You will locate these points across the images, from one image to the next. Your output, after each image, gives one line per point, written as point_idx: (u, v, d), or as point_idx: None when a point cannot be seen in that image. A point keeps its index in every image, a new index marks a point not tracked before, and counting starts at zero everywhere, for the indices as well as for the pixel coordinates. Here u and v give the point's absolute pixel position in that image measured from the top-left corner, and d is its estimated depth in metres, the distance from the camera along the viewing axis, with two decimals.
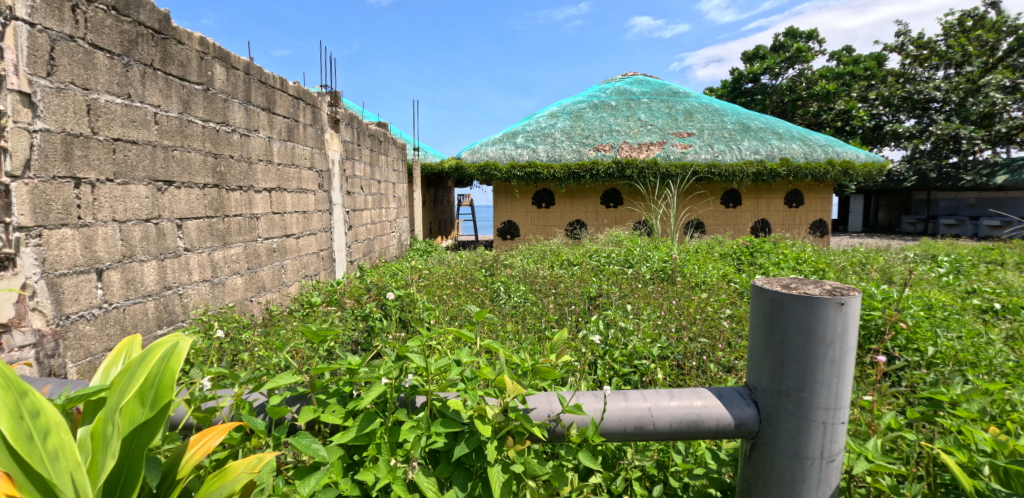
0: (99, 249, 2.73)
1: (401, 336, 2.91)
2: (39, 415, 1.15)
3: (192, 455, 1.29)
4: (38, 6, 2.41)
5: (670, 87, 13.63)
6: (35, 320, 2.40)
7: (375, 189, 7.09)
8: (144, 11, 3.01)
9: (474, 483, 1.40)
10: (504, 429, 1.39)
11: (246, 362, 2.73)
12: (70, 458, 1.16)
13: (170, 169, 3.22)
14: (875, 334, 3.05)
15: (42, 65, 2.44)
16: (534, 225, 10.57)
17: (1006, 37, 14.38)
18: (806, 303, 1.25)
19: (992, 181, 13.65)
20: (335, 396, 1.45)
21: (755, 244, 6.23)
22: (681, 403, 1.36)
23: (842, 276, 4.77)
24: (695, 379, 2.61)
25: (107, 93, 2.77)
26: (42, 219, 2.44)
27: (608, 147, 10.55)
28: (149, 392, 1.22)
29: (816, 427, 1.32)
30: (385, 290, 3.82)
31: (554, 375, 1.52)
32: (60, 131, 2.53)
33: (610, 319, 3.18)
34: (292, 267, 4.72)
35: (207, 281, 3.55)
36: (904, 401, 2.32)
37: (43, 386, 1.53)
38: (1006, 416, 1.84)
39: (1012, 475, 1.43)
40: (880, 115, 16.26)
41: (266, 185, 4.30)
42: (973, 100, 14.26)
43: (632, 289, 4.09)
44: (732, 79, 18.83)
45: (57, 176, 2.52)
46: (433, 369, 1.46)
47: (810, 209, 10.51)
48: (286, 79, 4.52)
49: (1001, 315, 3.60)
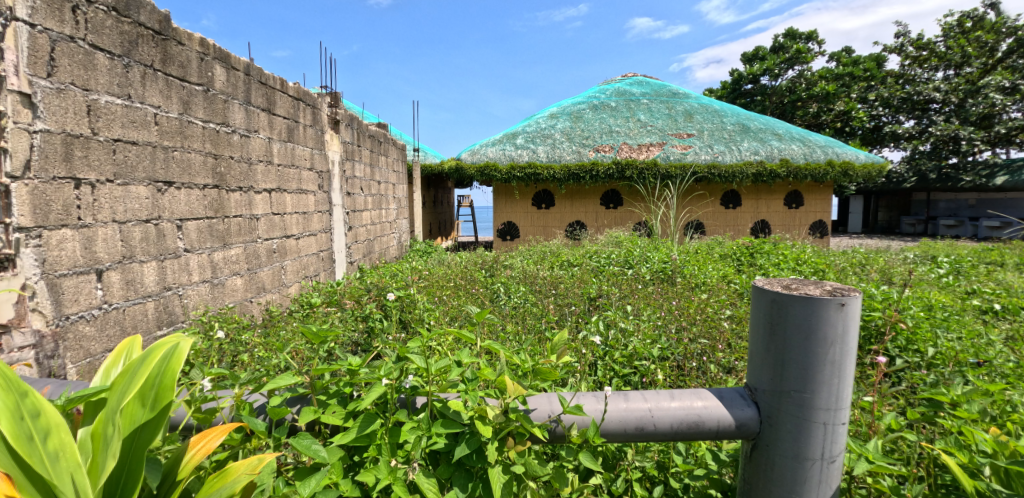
0: (99, 250, 2.72)
1: (402, 336, 2.93)
2: (40, 415, 1.15)
3: (192, 456, 1.29)
4: (39, 7, 2.42)
5: (670, 88, 13.64)
6: (34, 320, 2.40)
7: (375, 190, 7.10)
8: (144, 12, 3.00)
9: (474, 484, 1.40)
10: (505, 430, 1.39)
11: (246, 362, 2.74)
12: (70, 459, 1.15)
13: (170, 170, 3.22)
14: (875, 334, 3.05)
15: (42, 65, 2.44)
16: (534, 226, 10.57)
17: (1006, 38, 14.37)
18: (806, 304, 1.25)
19: (992, 181, 13.67)
20: (336, 397, 1.44)
21: (756, 245, 6.24)
22: (682, 403, 1.36)
23: (842, 277, 4.77)
24: (695, 380, 2.62)
25: (107, 94, 2.77)
26: (42, 219, 2.44)
27: (608, 148, 10.57)
28: (149, 392, 1.22)
29: (817, 427, 1.32)
30: (385, 291, 3.83)
31: (554, 376, 1.52)
32: (60, 131, 2.52)
33: (610, 319, 3.19)
34: (292, 267, 4.73)
35: (207, 282, 3.55)
36: (904, 401, 2.33)
37: (42, 387, 1.53)
38: (1007, 416, 1.83)
39: (1013, 476, 1.42)
40: (879, 116, 16.27)
41: (266, 185, 4.30)
42: (973, 101, 14.27)
43: (632, 290, 4.10)
44: (732, 80, 18.86)
45: (58, 176, 2.52)
46: (433, 370, 1.45)
47: (810, 210, 10.52)
48: (286, 80, 4.53)
49: (1001, 316, 3.61)
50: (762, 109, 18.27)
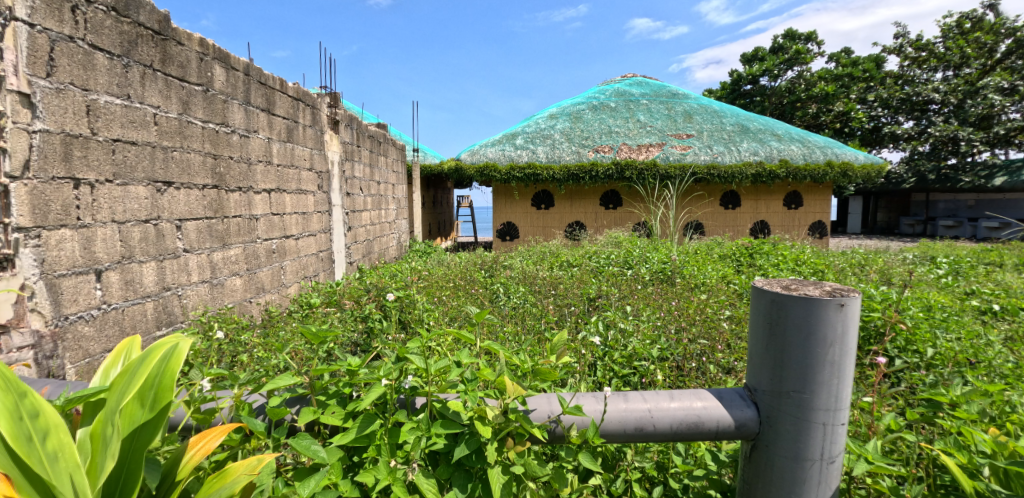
0: (98, 250, 2.72)
1: (402, 336, 2.93)
2: (39, 416, 1.15)
3: (191, 456, 1.29)
4: (38, 6, 2.42)
5: (670, 88, 13.64)
6: (34, 321, 2.40)
7: (375, 190, 7.09)
8: (144, 12, 3.01)
9: (474, 485, 1.40)
10: (505, 430, 1.39)
11: (246, 363, 2.74)
12: (69, 459, 1.15)
13: (169, 170, 3.22)
14: (874, 335, 3.05)
15: (42, 65, 2.44)
16: (534, 226, 10.57)
17: (1004, 39, 14.38)
18: (806, 304, 1.25)
19: (991, 182, 13.74)
20: (335, 397, 1.44)
21: (755, 245, 6.24)
22: (682, 404, 1.36)
23: (841, 278, 4.77)
24: (695, 380, 2.63)
25: (106, 94, 2.77)
26: (42, 219, 2.44)
27: (607, 148, 10.58)
28: (148, 393, 1.22)
29: (817, 428, 1.32)
30: (385, 291, 3.83)
31: (554, 376, 1.52)
32: (59, 131, 2.52)
33: (610, 320, 3.19)
34: (291, 268, 4.72)
35: (207, 282, 3.55)
36: (904, 402, 2.33)
37: (42, 387, 1.52)
38: (1006, 417, 1.83)
39: (1012, 476, 1.42)
40: (878, 117, 16.28)
41: (265, 186, 4.30)
42: (972, 102, 14.27)
43: (631, 290, 4.09)
44: (731, 80, 18.88)
45: (57, 176, 2.51)
46: (433, 371, 1.45)
47: (810, 210, 10.52)
48: (286, 81, 4.53)
49: (1000, 316, 3.61)
50: (762, 109, 18.29)
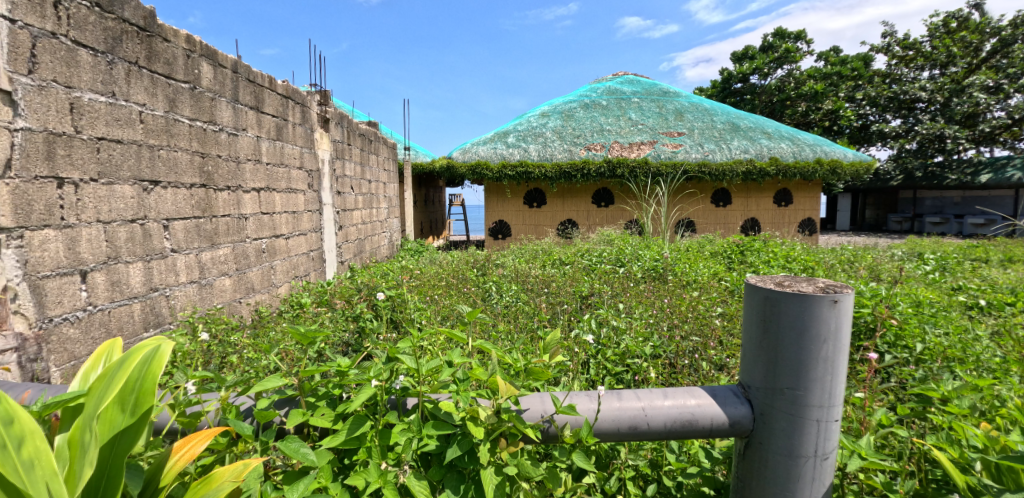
0: (83, 250, 2.67)
1: (392, 336, 2.91)
2: (14, 423, 1.11)
3: (175, 462, 1.26)
4: (18, 2, 2.36)
5: (661, 86, 13.69)
6: (17, 323, 2.35)
7: (365, 189, 7.03)
8: (128, 8, 2.95)
9: (466, 486, 1.38)
10: (497, 431, 1.37)
11: (235, 364, 2.69)
12: (46, 467, 1.12)
13: (156, 169, 3.16)
14: (865, 331, 3.06)
15: (23, 62, 2.39)
16: (526, 225, 10.56)
17: (989, 38, 14.58)
18: (800, 301, 1.24)
19: (977, 180, 13.94)
20: (324, 399, 1.41)
21: (745, 243, 6.26)
22: (676, 402, 1.35)
23: (831, 274, 4.80)
24: (687, 378, 2.64)
25: (90, 92, 2.71)
26: (23, 219, 2.39)
27: (599, 146, 10.58)
28: (129, 397, 1.19)
29: (810, 425, 1.32)
30: (375, 290, 3.77)
31: (547, 375, 1.49)
32: (42, 130, 2.47)
33: (601, 318, 3.15)
34: (281, 268, 4.67)
35: (195, 282, 3.50)
36: (894, 398, 2.34)
37: (21, 392, 1.48)
38: (995, 411, 1.85)
39: (1004, 471, 1.41)
40: (867, 115, 16.39)
41: (254, 184, 4.25)
42: (958, 100, 14.39)
43: (623, 288, 4.09)
44: (721, 79, 18.96)
45: (40, 176, 2.47)
46: (424, 371, 1.43)
47: (799, 208, 10.60)
48: (274, 78, 4.48)
49: (986, 312, 3.66)
50: (752, 108, 18.39)
